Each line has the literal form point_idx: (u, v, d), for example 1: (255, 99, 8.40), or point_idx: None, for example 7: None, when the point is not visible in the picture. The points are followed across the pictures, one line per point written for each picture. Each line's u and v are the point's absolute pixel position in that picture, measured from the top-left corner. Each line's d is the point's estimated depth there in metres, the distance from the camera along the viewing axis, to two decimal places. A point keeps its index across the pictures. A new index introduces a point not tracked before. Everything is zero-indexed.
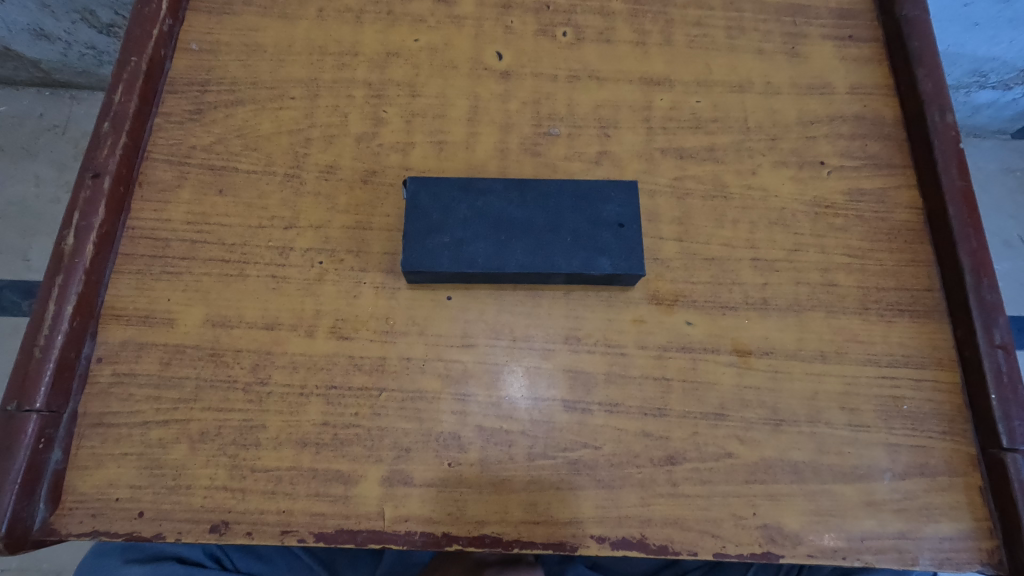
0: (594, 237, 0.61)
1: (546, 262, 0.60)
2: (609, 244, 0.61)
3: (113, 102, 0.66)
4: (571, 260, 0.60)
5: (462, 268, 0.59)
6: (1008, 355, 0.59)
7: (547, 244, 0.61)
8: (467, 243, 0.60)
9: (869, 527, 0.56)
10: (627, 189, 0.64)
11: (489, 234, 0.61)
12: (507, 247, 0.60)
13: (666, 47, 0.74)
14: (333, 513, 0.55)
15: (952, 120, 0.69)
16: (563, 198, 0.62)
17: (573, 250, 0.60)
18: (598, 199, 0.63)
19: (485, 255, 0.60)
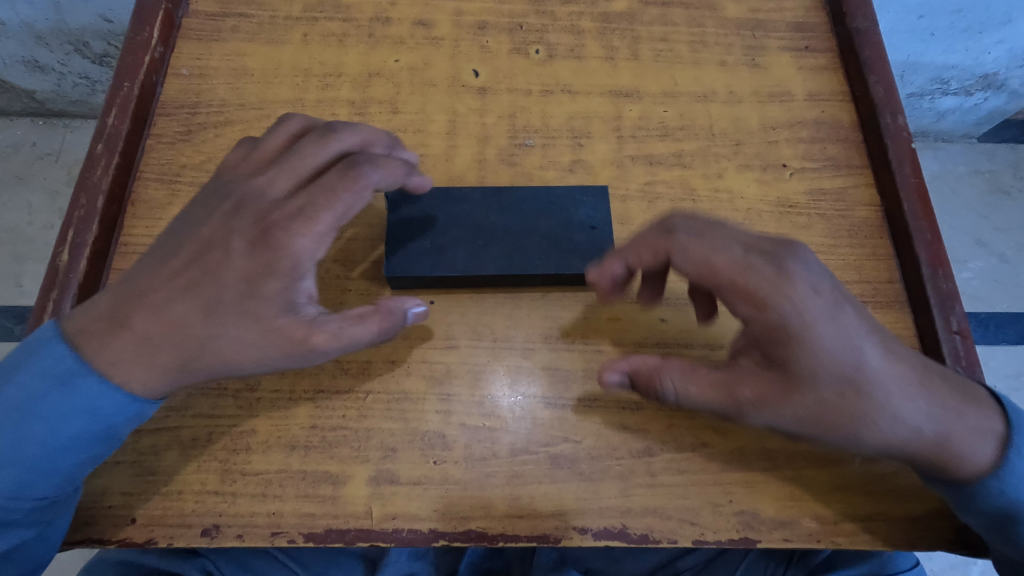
0: (568, 240, 0.65)
1: (524, 264, 0.63)
2: (583, 246, 0.65)
3: (107, 125, 0.69)
4: (547, 262, 0.63)
5: (444, 271, 0.62)
6: (965, 340, 0.63)
7: (525, 247, 0.64)
8: (448, 249, 0.63)
9: (842, 510, 0.58)
10: (598, 195, 0.68)
11: (469, 239, 0.64)
12: (486, 251, 0.63)
13: (634, 61, 0.78)
14: (322, 513, 0.57)
15: (903, 122, 0.74)
16: (538, 204, 0.66)
17: (549, 253, 0.64)
18: (570, 204, 0.67)
19: (464, 259, 0.63)
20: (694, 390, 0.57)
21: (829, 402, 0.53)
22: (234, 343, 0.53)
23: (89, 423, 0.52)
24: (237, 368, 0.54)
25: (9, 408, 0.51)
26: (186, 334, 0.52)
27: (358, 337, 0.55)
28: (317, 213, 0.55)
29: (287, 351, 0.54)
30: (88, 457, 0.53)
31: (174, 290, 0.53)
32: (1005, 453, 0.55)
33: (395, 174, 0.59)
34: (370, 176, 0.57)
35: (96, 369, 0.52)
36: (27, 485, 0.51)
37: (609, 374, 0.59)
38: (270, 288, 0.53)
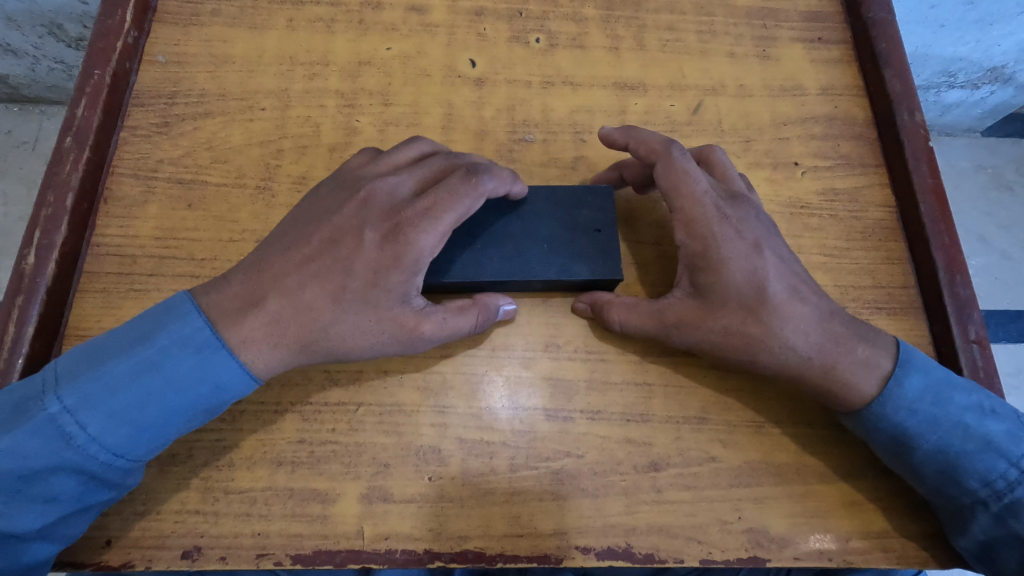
0: (571, 243, 0.61)
1: (523, 270, 0.59)
2: (587, 250, 0.61)
3: (76, 117, 0.65)
4: (548, 268, 0.60)
5: (437, 278, 0.58)
6: (982, 349, 0.61)
7: (525, 251, 0.60)
8: (442, 253, 0.59)
9: (854, 527, 0.56)
10: (604, 193, 0.63)
11: (465, 242, 0.60)
12: (483, 255, 0.60)
13: (639, 52, 0.74)
14: (311, 533, 0.54)
15: (921, 118, 0.71)
16: (539, 204, 0.62)
17: (550, 258, 0.60)
18: (573, 203, 0.62)
19: (460, 263, 0.59)
20: (634, 320, 0.58)
21: (731, 316, 0.55)
22: (355, 327, 0.52)
23: (209, 395, 0.51)
24: (348, 351, 0.54)
25: (141, 366, 0.49)
26: (311, 317, 0.52)
27: (456, 325, 0.56)
28: (437, 209, 0.53)
29: (398, 339, 0.54)
30: (186, 426, 0.51)
31: (303, 272, 0.52)
32: (894, 383, 0.54)
33: (507, 177, 0.58)
34: (483, 180, 0.55)
35: (228, 342, 0.51)
36: (135, 444, 0.49)
37: (577, 305, 0.61)
38: (391, 281, 0.52)
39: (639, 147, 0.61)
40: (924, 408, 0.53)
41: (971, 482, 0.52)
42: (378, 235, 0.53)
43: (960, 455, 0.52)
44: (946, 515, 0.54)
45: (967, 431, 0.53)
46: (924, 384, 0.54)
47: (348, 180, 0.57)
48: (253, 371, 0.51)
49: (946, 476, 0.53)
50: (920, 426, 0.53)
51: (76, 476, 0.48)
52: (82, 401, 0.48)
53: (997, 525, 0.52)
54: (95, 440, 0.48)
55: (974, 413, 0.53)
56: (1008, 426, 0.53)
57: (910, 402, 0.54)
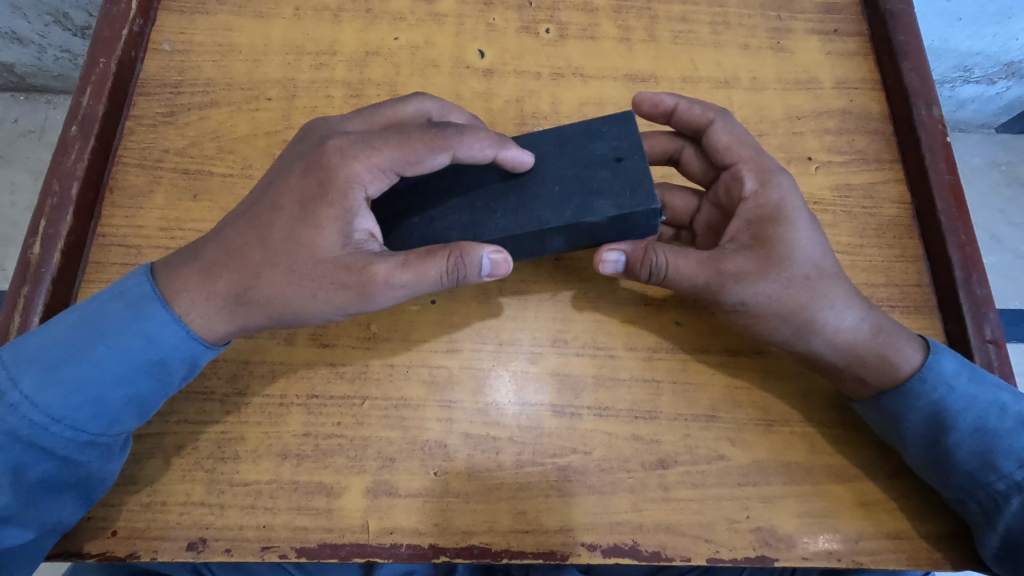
0: (589, 178, 0.54)
1: (534, 216, 0.53)
2: (608, 181, 0.53)
3: (81, 106, 0.64)
4: (564, 209, 0.53)
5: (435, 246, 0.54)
6: (998, 350, 0.60)
7: (534, 197, 0.54)
8: (439, 218, 0.55)
9: (864, 528, 0.55)
10: (620, 121, 0.56)
11: (465, 202, 0.55)
12: (484, 212, 0.54)
13: (651, 43, 0.73)
14: (315, 527, 0.53)
15: (939, 113, 0.69)
16: (547, 147, 0.56)
17: (566, 199, 0.53)
18: (588, 138, 0.56)
19: (459, 226, 0.54)
20: (684, 268, 0.54)
21: (784, 276, 0.54)
22: (291, 271, 0.50)
23: (144, 349, 0.50)
24: (293, 304, 0.51)
25: (83, 328, 0.51)
26: (246, 261, 0.50)
27: (425, 270, 0.50)
28: (380, 145, 0.51)
29: (346, 286, 0.50)
30: (127, 392, 0.51)
31: (239, 221, 0.52)
32: (933, 359, 0.55)
33: (494, 141, 0.52)
34: (460, 142, 0.52)
35: (165, 298, 0.52)
36: (76, 409, 0.49)
37: (606, 253, 0.55)
38: (325, 218, 0.50)
39: (690, 107, 0.61)
40: (961, 386, 0.54)
41: (1007, 465, 0.52)
42: (309, 172, 0.52)
43: (995, 435, 0.53)
44: (980, 509, 0.53)
45: (1001, 411, 0.53)
46: (961, 364, 0.55)
47: (304, 129, 0.57)
48: (191, 329, 0.51)
49: (980, 458, 0.52)
50: (956, 404, 0.53)
51: (16, 444, 0.48)
52: (25, 361, 0.49)
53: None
54: (31, 402, 0.48)
55: (1007, 394, 0.54)
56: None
57: (949, 378, 0.54)
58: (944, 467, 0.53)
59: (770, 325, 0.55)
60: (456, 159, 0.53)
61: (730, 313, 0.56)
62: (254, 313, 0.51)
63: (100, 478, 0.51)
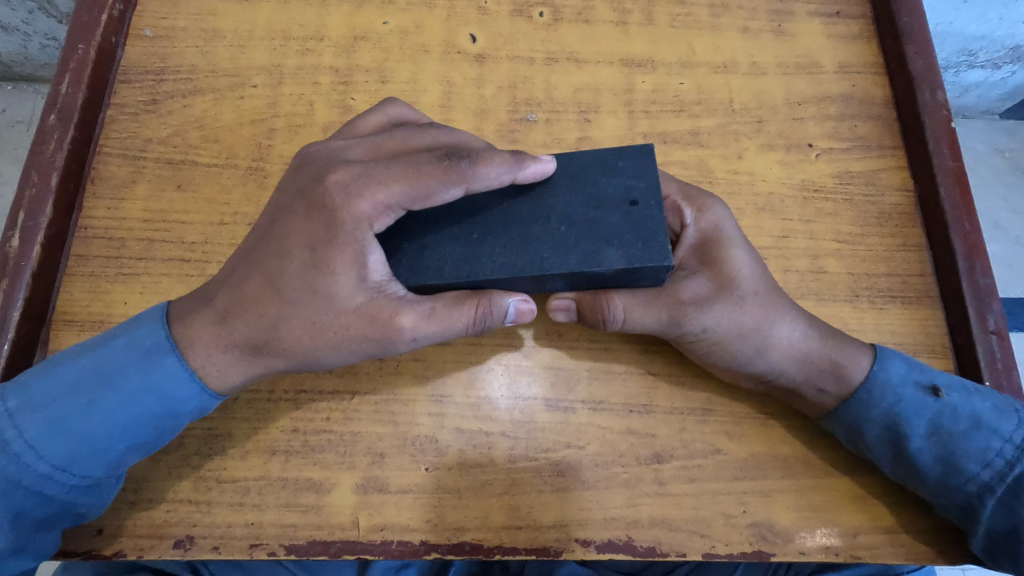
0: (599, 222, 0.49)
1: (536, 262, 0.48)
2: (620, 228, 0.49)
3: (60, 94, 0.62)
4: (566, 257, 0.48)
5: (421, 278, 0.49)
6: (1001, 341, 0.59)
7: (537, 236, 0.49)
8: (430, 246, 0.50)
9: (862, 522, 0.54)
10: (638, 154, 0.52)
11: (459, 233, 0.50)
12: (480, 246, 0.50)
13: (648, 27, 0.71)
14: (305, 523, 0.53)
15: (943, 98, 0.67)
16: (556, 175, 0.52)
17: (571, 244, 0.49)
18: (603, 172, 0.51)
19: (452, 260, 0.49)
20: (640, 312, 0.52)
21: (732, 300, 0.53)
22: (310, 323, 0.47)
23: (154, 404, 0.49)
24: (318, 352, 0.49)
25: (91, 375, 0.49)
26: (258, 312, 0.48)
27: (451, 320, 0.49)
28: (386, 181, 0.46)
29: (369, 335, 0.48)
30: (133, 444, 0.49)
31: (244, 264, 0.49)
32: (878, 368, 0.54)
33: (509, 165, 0.48)
34: (475, 173, 0.47)
35: (178, 349, 0.49)
36: (78, 459, 0.47)
37: (555, 302, 0.54)
38: (337, 262, 0.46)
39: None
40: (907, 392, 0.53)
41: (972, 467, 0.51)
42: (308, 208, 0.47)
43: (953, 437, 0.52)
44: (959, 513, 0.52)
45: (955, 412, 0.53)
46: (904, 368, 0.54)
47: (299, 157, 0.51)
48: (204, 383, 0.50)
49: (944, 463, 0.52)
50: (908, 409, 0.53)
51: (18, 490, 0.47)
52: (28, 407, 0.47)
53: (1007, 512, 0.50)
54: (35, 450, 0.47)
55: (959, 391, 0.53)
56: (992, 401, 0.53)
57: (896, 385, 0.53)
58: (914, 479, 0.53)
59: (726, 356, 0.54)
60: (470, 190, 0.48)
61: (692, 346, 0.54)
62: (279, 359, 0.49)
63: (99, 508, 0.51)
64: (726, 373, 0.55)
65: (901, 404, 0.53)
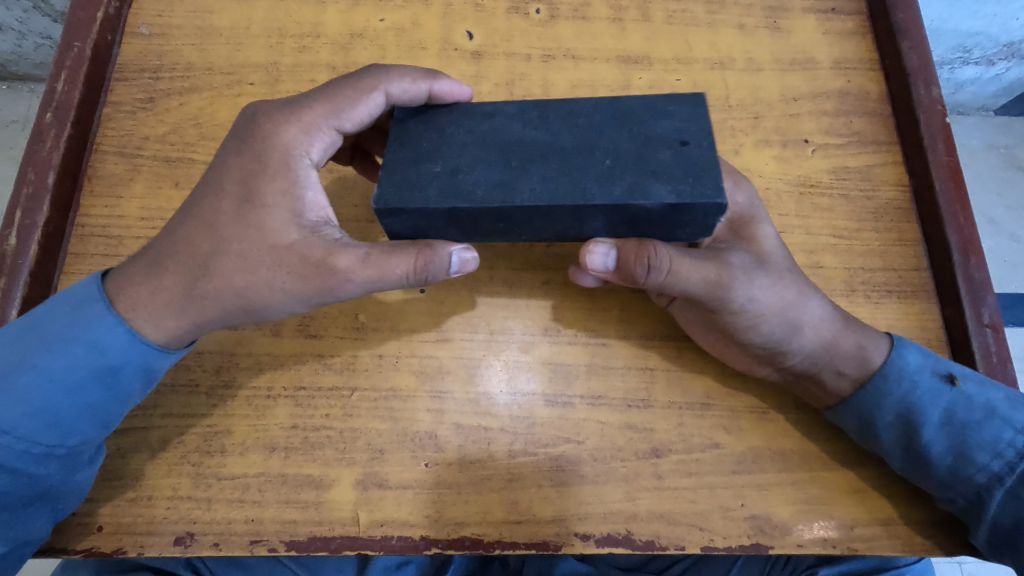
0: (647, 158, 0.48)
1: (578, 191, 0.46)
2: (668, 165, 0.47)
3: (56, 92, 0.62)
4: (611, 188, 0.46)
5: (452, 200, 0.46)
6: (996, 335, 0.60)
7: (579, 169, 0.47)
8: (465, 171, 0.48)
9: (859, 514, 0.55)
10: (688, 101, 0.50)
11: (496, 163, 0.48)
12: (519, 174, 0.47)
13: (644, 23, 0.71)
14: (305, 520, 0.53)
15: (938, 93, 0.67)
16: (599, 116, 0.50)
17: (615, 177, 0.47)
18: (650, 115, 0.50)
19: (489, 185, 0.47)
20: (687, 270, 0.49)
21: (771, 274, 0.53)
22: (242, 262, 0.47)
23: (90, 359, 0.48)
24: (253, 296, 0.48)
25: (25, 338, 0.48)
26: (190, 253, 0.48)
27: (389, 267, 0.47)
28: (308, 105, 0.50)
29: (305, 276, 0.47)
30: (76, 405, 0.48)
31: (183, 213, 0.49)
32: (896, 353, 0.55)
33: (421, 75, 0.52)
34: (387, 78, 0.51)
35: (109, 302, 0.50)
36: (20, 424, 0.47)
37: (594, 247, 0.49)
38: (270, 195, 0.48)
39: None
40: (924, 380, 0.54)
41: (984, 457, 0.51)
42: (234, 140, 0.50)
43: (966, 428, 0.52)
44: (966, 506, 0.52)
45: (969, 402, 0.53)
46: (923, 356, 0.55)
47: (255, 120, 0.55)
48: (137, 333, 0.49)
49: (956, 453, 0.52)
50: (923, 398, 0.53)
51: None
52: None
53: (1017, 504, 0.50)
54: None
55: (973, 382, 0.54)
56: (1005, 394, 0.54)
57: (913, 373, 0.54)
58: (925, 470, 0.53)
59: (763, 330, 0.53)
60: (389, 98, 0.52)
61: (731, 320, 0.52)
62: (210, 305, 0.48)
63: (74, 488, 0.50)
64: (752, 351, 0.55)
65: (915, 392, 0.54)
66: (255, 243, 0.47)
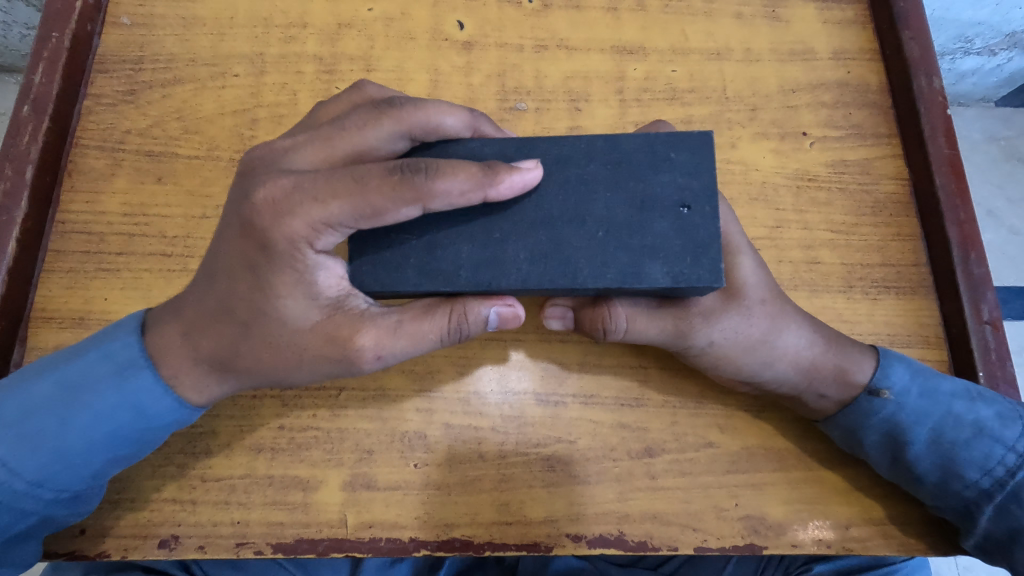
0: (643, 229, 0.46)
1: (568, 271, 0.45)
2: (666, 241, 0.46)
3: (33, 84, 0.60)
4: (603, 271, 0.45)
5: (432, 285, 0.46)
6: (995, 331, 0.59)
7: (568, 243, 0.46)
8: (444, 245, 0.46)
9: (854, 514, 0.54)
10: (695, 147, 0.47)
11: (479, 231, 0.46)
12: (503, 248, 0.46)
13: (640, 13, 0.69)
14: (292, 521, 0.52)
15: (939, 84, 0.66)
16: (594, 168, 0.47)
17: (608, 256, 0.46)
18: (648, 167, 0.47)
19: (471, 264, 0.46)
20: (644, 323, 0.50)
21: (739, 309, 0.51)
22: (270, 342, 0.46)
23: (133, 420, 0.48)
24: (284, 370, 0.48)
25: (64, 391, 0.48)
26: (218, 329, 0.47)
27: (423, 333, 0.48)
28: (323, 202, 0.42)
29: (330, 355, 0.47)
30: (114, 458, 0.49)
31: (202, 278, 0.48)
32: (879, 375, 0.53)
33: (476, 180, 0.42)
34: (434, 191, 0.42)
35: (150, 363, 0.48)
36: (55, 472, 0.47)
37: (551, 310, 0.53)
38: (284, 284, 0.44)
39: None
40: (911, 401, 0.53)
41: (971, 474, 0.51)
42: (245, 222, 0.43)
43: (955, 446, 0.52)
44: (956, 518, 0.52)
45: (956, 420, 0.52)
46: (907, 376, 0.53)
47: (247, 164, 0.48)
48: (179, 398, 0.49)
49: (944, 470, 0.51)
50: (909, 417, 0.52)
51: None
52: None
53: (1002, 517, 0.51)
54: (7, 467, 0.46)
55: (962, 399, 0.53)
56: (997, 408, 0.53)
57: (897, 394, 0.53)
58: (911, 486, 0.52)
59: (728, 366, 0.53)
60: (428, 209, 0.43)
61: (693, 357, 0.53)
62: (248, 377, 0.48)
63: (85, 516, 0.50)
64: (713, 377, 0.55)
65: (900, 415, 0.52)
66: (280, 324, 0.46)
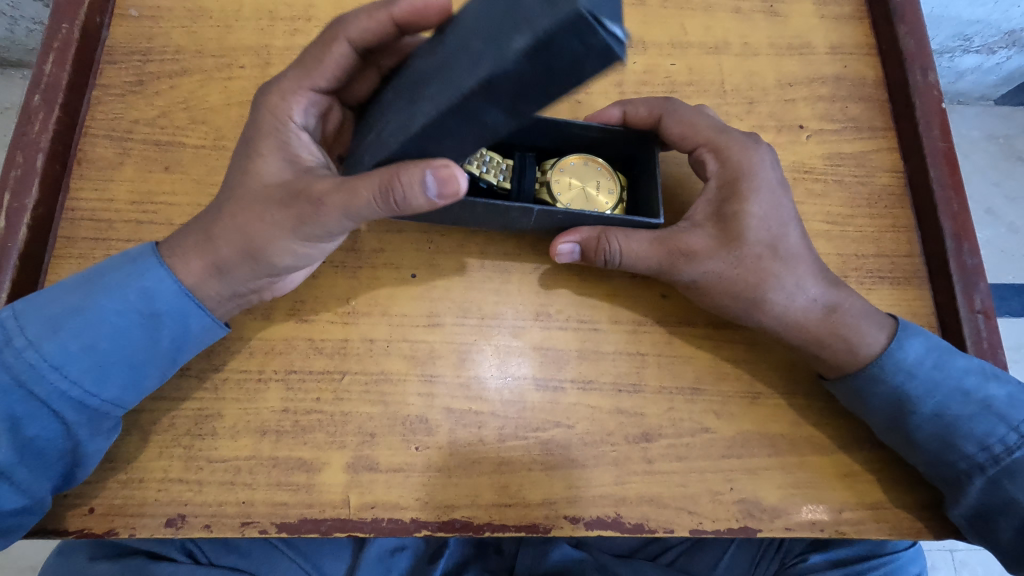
0: (509, 9, 0.37)
1: (451, 89, 0.40)
2: (527, 5, 0.36)
3: (44, 73, 0.62)
4: (477, 68, 0.38)
5: (379, 153, 0.46)
6: (987, 320, 0.60)
7: (454, 63, 0.41)
8: (386, 124, 0.47)
9: (847, 499, 0.55)
10: None
11: (404, 96, 0.46)
12: (415, 99, 0.44)
13: (639, 7, 0.70)
14: (295, 502, 0.53)
15: (934, 79, 0.67)
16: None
17: (479, 52, 0.39)
18: None
19: (396, 124, 0.45)
20: (635, 259, 0.54)
21: (748, 256, 0.54)
22: (242, 202, 0.49)
23: (148, 311, 0.50)
24: (251, 238, 0.49)
25: (87, 283, 0.50)
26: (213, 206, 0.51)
27: (357, 193, 0.44)
28: (285, 76, 0.53)
29: (291, 210, 0.47)
30: (129, 360, 0.50)
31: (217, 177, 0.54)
32: (895, 344, 0.54)
33: (378, 5, 0.52)
34: (349, 25, 0.52)
35: (164, 257, 0.51)
36: (73, 360, 0.48)
37: (560, 247, 0.55)
38: (265, 148, 0.50)
39: (637, 109, 0.58)
40: (924, 372, 0.53)
41: (969, 447, 0.52)
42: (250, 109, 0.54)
43: (959, 420, 0.52)
44: (942, 483, 0.53)
45: (964, 395, 0.53)
46: (923, 348, 0.54)
47: None
48: (182, 282, 0.51)
49: (942, 440, 0.52)
50: (919, 388, 0.53)
51: (15, 391, 0.47)
52: (30, 309, 0.49)
53: (993, 489, 0.51)
54: (33, 347, 0.47)
55: (975, 375, 0.53)
56: (1008, 389, 0.53)
57: (910, 363, 0.53)
58: (906, 450, 0.54)
59: (722, 306, 0.55)
60: (355, 43, 0.52)
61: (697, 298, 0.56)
62: (223, 248, 0.50)
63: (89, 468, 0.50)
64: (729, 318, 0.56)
65: (908, 374, 0.53)
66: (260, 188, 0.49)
